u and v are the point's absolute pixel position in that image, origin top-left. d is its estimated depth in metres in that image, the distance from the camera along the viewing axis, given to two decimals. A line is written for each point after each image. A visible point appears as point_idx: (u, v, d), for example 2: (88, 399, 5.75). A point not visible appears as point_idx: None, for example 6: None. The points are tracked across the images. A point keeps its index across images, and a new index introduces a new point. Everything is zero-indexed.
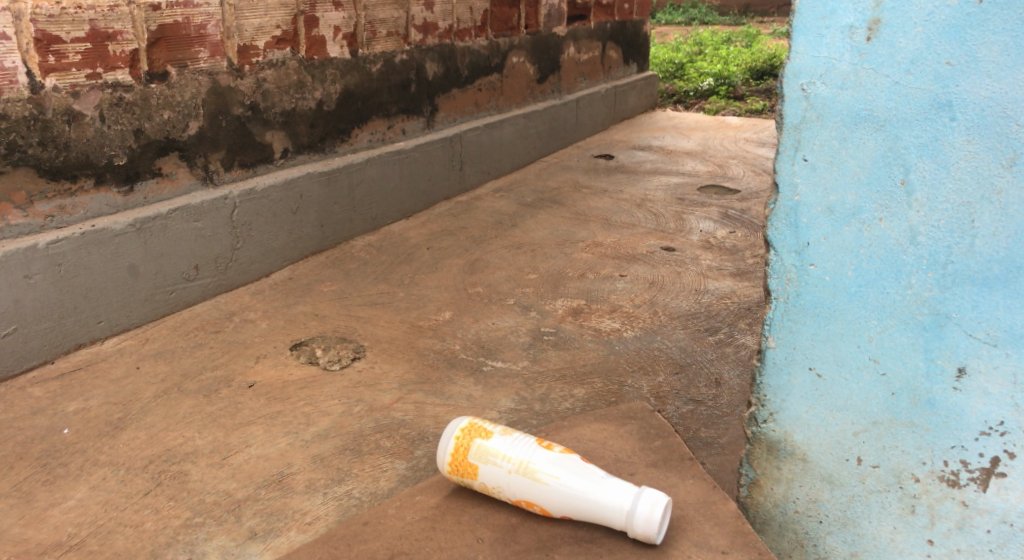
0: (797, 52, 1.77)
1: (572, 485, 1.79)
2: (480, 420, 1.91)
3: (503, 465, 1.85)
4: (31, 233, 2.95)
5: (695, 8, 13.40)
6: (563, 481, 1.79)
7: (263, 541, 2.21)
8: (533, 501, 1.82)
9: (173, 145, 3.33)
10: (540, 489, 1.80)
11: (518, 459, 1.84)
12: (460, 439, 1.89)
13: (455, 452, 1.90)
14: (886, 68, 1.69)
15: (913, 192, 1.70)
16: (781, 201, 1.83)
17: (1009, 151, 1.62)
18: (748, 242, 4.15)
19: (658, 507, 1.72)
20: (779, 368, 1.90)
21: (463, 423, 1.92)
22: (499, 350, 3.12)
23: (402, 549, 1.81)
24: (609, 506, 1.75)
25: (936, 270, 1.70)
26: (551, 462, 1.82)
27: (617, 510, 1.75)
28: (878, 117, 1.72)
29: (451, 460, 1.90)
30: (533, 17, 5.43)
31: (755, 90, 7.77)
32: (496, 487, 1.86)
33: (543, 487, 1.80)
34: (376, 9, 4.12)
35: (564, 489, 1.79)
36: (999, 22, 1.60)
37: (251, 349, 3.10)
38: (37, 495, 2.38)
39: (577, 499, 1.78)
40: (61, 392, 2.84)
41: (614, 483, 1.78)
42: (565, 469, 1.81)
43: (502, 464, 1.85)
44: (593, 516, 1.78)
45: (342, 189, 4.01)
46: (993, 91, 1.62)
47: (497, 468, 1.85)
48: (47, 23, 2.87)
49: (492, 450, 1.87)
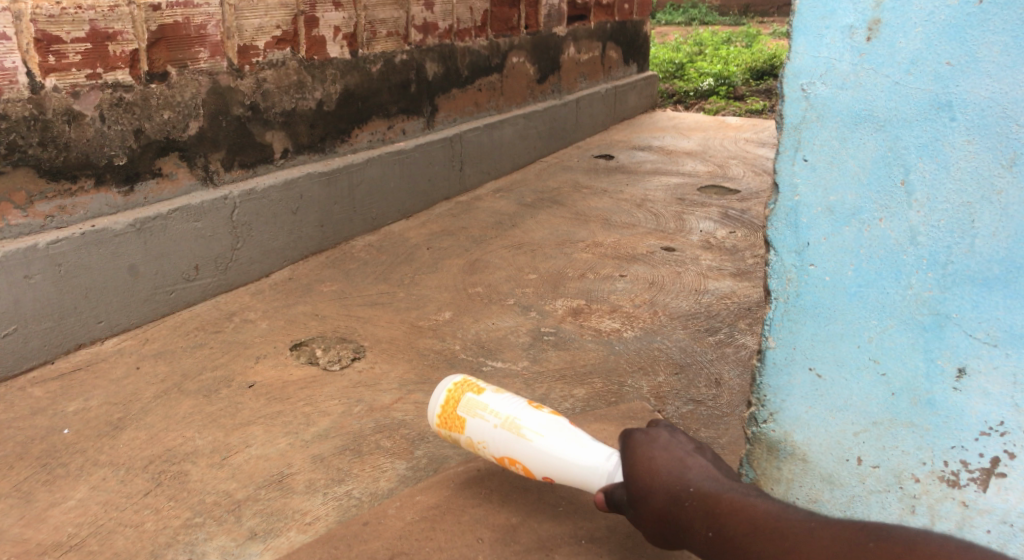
0: (797, 52, 1.77)
1: (551, 444, 1.91)
2: (471, 378, 2.08)
3: (490, 420, 2.01)
4: (31, 233, 2.95)
5: (695, 8, 13.43)
6: (545, 441, 1.92)
7: (263, 542, 2.20)
8: (512, 456, 1.98)
9: (173, 145, 3.34)
10: (524, 443, 1.94)
11: (505, 414, 1.99)
12: (450, 392, 2.06)
13: (445, 405, 2.07)
14: (886, 69, 1.69)
15: (913, 192, 1.70)
16: (780, 201, 1.83)
17: (1009, 151, 1.62)
18: (748, 242, 4.15)
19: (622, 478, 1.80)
20: (779, 368, 1.89)
21: (456, 378, 2.09)
22: (499, 350, 3.12)
23: (402, 549, 1.86)
24: (583, 467, 1.87)
25: (936, 270, 1.70)
26: (530, 420, 1.97)
27: (590, 472, 1.87)
28: (878, 117, 1.72)
29: (441, 411, 2.07)
30: (532, 17, 5.43)
31: (755, 90, 7.80)
32: (480, 440, 2.03)
33: (526, 442, 1.94)
34: (376, 9, 4.11)
35: (539, 445, 1.94)
36: (999, 22, 1.60)
37: (250, 349, 3.10)
38: (37, 495, 2.38)
39: (554, 459, 1.90)
40: (61, 392, 2.84)
41: (591, 448, 1.90)
42: (541, 427, 1.96)
43: (488, 419, 2.00)
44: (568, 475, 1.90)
45: (343, 190, 4.01)
46: (993, 91, 1.62)
47: (482, 422, 2.02)
48: (47, 23, 2.87)
49: (481, 404, 2.02)
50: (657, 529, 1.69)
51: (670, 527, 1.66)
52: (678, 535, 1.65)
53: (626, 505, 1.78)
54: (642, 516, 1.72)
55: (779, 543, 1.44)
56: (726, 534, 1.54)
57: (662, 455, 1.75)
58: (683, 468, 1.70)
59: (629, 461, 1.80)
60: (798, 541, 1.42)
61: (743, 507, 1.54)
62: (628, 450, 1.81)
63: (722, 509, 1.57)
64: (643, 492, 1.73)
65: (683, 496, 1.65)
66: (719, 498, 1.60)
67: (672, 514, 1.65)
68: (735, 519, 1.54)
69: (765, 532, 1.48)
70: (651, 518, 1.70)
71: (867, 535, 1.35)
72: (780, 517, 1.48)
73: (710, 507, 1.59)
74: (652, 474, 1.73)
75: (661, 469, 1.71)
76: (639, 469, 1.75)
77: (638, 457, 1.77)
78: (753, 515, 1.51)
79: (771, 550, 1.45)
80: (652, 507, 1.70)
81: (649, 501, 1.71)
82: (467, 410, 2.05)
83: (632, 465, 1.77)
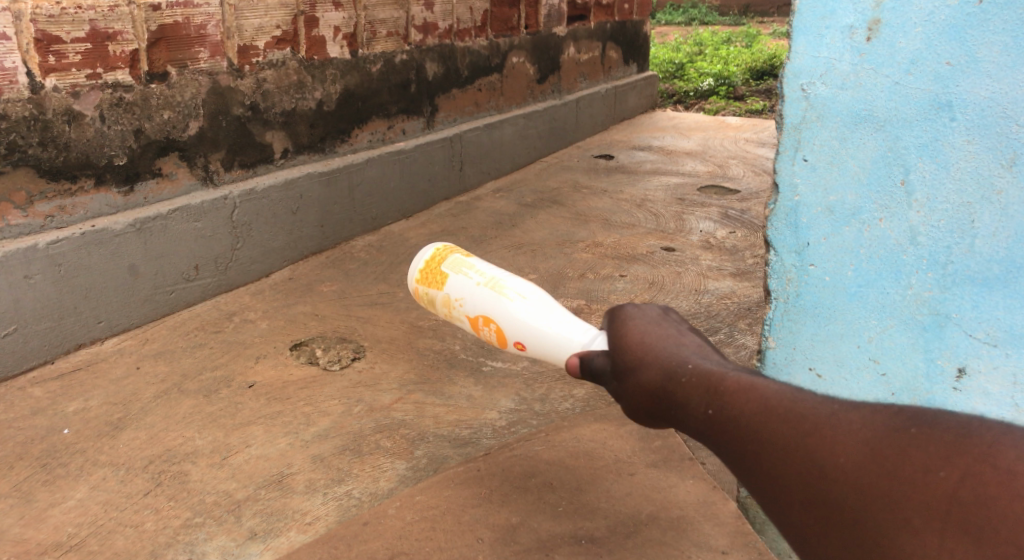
0: (797, 53, 1.77)
1: (533, 309, 1.64)
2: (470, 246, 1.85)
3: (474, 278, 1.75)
4: (31, 233, 2.95)
5: (695, 8, 13.44)
6: (525, 308, 1.65)
7: (263, 541, 2.20)
8: (488, 317, 1.69)
9: (173, 144, 3.33)
10: (501, 304, 1.67)
11: (492, 276, 1.74)
12: (443, 250, 1.82)
13: (431, 261, 1.82)
14: (885, 69, 1.68)
15: (913, 192, 1.69)
16: (780, 201, 1.85)
17: (1009, 151, 1.59)
18: (749, 242, 4.15)
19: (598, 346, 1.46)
20: (779, 368, 1.93)
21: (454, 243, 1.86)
22: (499, 350, 3.12)
23: (402, 549, 1.86)
24: (556, 339, 1.58)
25: (936, 270, 1.69)
26: (520, 284, 1.70)
27: (561, 346, 1.56)
28: (878, 117, 1.71)
29: (427, 266, 1.82)
30: (533, 17, 5.44)
31: (755, 90, 7.80)
32: (458, 299, 1.75)
33: (503, 303, 1.67)
34: (376, 9, 4.11)
35: (521, 308, 1.65)
36: (1000, 22, 1.56)
37: (250, 349, 3.10)
38: (37, 495, 2.38)
39: (529, 327, 1.62)
40: (61, 392, 2.84)
41: (573, 324, 1.60)
42: (529, 294, 1.67)
43: (472, 277, 1.75)
44: (539, 347, 1.61)
45: (343, 190, 4.01)
46: (993, 91, 1.59)
47: (466, 280, 1.75)
48: (47, 23, 2.87)
49: (470, 263, 1.78)
50: (647, 415, 1.22)
51: (659, 410, 1.19)
52: (669, 423, 1.18)
53: (611, 382, 1.31)
54: (627, 395, 1.25)
55: (796, 427, 0.99)
56: (729, 415, 1.05)
57: (653, 329, 1.28)
58: (680, 343, 1.23)
59: (613, 332, 1.33)
60: (820, 425, 0.97)
61: (751, 383, 1.06)
62: (616, 323, 1.33)
63: (728, 384, 1.08)
64: (632, 370, 1.25)
65: (678, 374, 1.16)
66: (722, 373, 1.11)
67: (663, 391, 1.18)
68: (742, 399, 1.05)
69: (780, 414, 1.00)
70: (636, 400, 1.23)
71: (910, 419, 0.93)
72: (795, 396, 1.02)
73: (712, 383, 1.10)
74: (640, 345, 1.26)
75: (652, 343, 1.25)
76: (627, 339, 1.29)
77: (626, 326, 1.31)
78: (765, 392, 1.04)
79: (788, 435, 0.99)
80: (638, 388, 1.23)
81: (634, 376, 1.24)
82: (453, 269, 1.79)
83: (619, 339, 1.31)
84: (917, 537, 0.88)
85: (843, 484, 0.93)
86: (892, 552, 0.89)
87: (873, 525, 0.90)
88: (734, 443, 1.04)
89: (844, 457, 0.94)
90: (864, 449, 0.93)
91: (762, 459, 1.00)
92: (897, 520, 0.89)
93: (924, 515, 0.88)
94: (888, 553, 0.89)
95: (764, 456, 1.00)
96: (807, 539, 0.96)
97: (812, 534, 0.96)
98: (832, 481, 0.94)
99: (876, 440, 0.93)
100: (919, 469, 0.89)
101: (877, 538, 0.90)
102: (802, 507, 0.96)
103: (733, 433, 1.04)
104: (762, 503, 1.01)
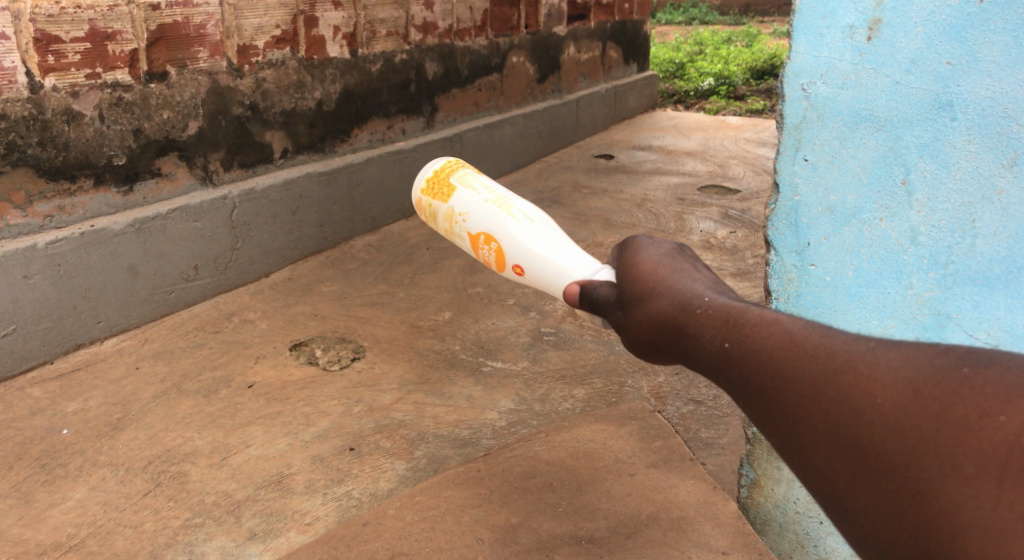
0: (798, 52, 1.75)
1: (541, 234, 1.52)
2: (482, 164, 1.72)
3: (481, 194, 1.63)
4: (30, 233, 2.95)
5: (695, 8, 13.44)
6: (532, 232, 1.53)
7: (263, 542, 2.20)
8: (491, 236, 1.57)
9: (173, 144, 3.33)
10: (507, 223, 1.55)
11: (501, 194, 1.61)
12: (453, 163, 1.69)
13: (439, 172, 1.69)
14: (886, 68, 1.67)
15: (913, 192, 1.68)
16: (781, 201, 1.83)
17: (1009, 151, 1.58)
18: (749, 242, 4.14)
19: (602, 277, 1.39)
20: None
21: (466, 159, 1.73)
22: (499, 350, 3.12)
23: (402, 549, 1.85)
24: (562, 269, 1.46)
25: (936, 270, 1.68)
26: (530, 208, 1.58)
27: (568, 276, 1.45)
28: (878, 117, 1.70)
29: (434, 175, 1.69)
30: (532, 17, 5.43)
31: (755, 90, 7.80)
32: (461, 213, 1.62)
33: (509, 223, 1.55)
34: (376, 9, 4.11)
35: (528, 231, 1.53)
36: (1000, 22, 1.55)
37: (250, 349, 3.10)
38: (37, 495, 2.38)
39: (534, 252, 1.51)
40: (61, 392, 2.83)
41: (581, 258, 1.49)
42: (539, 219, 1.55)
43: (480, 193, 1.62)
44: (542, 275, 1.49)
45: (343, 190, 4.01)
46: (993, 91, 1.58)
47: (473, 195, 1.62)
48: (46, 23, 2.86)
49: (479, 180, 1.65)
50: (651, 347, 1.14)
51: (664, 342, 1.11)
52: (675, 356, 1.10)
53: (614, 311, 1.23)
54: (630, 325, 1.17)
55: (826, 364, 0.93)
56: (751, 349, 0.99)
57: (663, 260, 1.19)
58: (693, 274, 1.15)
59: (619, 264, 1.25)
60: (855, 362, 0.92)
61: (776, 319, 1.00)
62: (625, 252, 1.25)
63: (750, 318, 1.01)
64: (638, 299, 1.17)
65: (690, 302, 1.08)
66: (742, 305, 1.04)
67: (672, 321, 1.09)
68: (764, 333, 0.99)
69: (811, 350, 0.95)
70: (639, 331, 1.15)
71: (958, 360, 0.90)
72: (825, 331, 0.96)
73: (732, 313, 1.03)
74: (649, 274, 1.18)
75: (663, 273, 1.16)
76: (633, 269, 1.20)
77: (632, 256, 1.23)
78: (792, 327, 0.98)
79: (816, 373, 0.93)
80: (642, 319, 1.14)
81: (639, 306, 1.16)
82: (461, 182, 1.66)
83: (625, 267, 1.22)
84: (967, 486, 0.85)
85: (881, 425, 0.89)
86: (934, 497, 0.86)
87: (915, 469, 0.87)
88: (756, 378, 0.98)
89: (883, 398, 0.90)
90: (906, 390, 0.89)
91: (787, 398, 0.95)
92: (945, 465, 0.86)
93: (976, 460, 0.85)
94: (927, 500, 0.86)
95: (788, 395, 0.95)
96: (834, 484, 0.92)
97: (838, 479, 0.91)
98: (869, 422, 0.90)
99: (920, 380, 0.89)
100: (971, 414, 0.87)
101: (918, 484, 0.87)
102: (830, 450, 0.91)
103: (754, 370, 0.98)
104: (783, 445, 0.96)
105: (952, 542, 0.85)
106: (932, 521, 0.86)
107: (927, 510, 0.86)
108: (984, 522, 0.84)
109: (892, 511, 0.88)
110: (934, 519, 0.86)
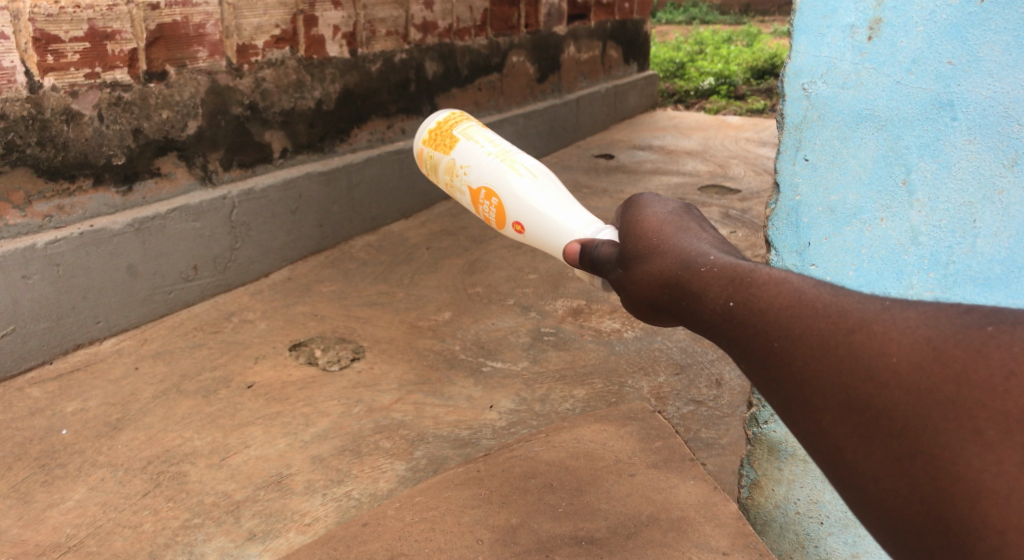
0: (798, 52, 1.68)
1: (542, 188, 1.51)
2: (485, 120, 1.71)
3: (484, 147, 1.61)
4: (29, 233, 2.94)
5: (695, 8, 13.43)
6: (534, 188, 1.51)
7: (263, 543, 2.19)
8: (492, 191, 1.56)
9: (172, 144, 3.33)
10: (508, 177, 1.54)
11: (504, 149, 1.60)
12: (457, 115, 1.68)
13: (443, 123, 1.68)
14: (886, 68, 1.61)
15: (913, 192, 1.65)
16: (781, 201, 1.77)
17: (1010, 151, 1.55)
18: (749, 242, 4.14)
19: (603, 236, 1.36)
20: None
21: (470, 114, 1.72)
22: (499, 350, 3.12)
23: (402, 550, 1.85)
24: (562, 225, 1.46)
25: (937, 271, 1.66)
26: (534, 165, 1.57)
27: (566, 234, 1.44)
28: (879, 117, 1.64)
29: (438, 125, 1.68)
30: (532, 17, 5.43)
31: (755, 90, 7.80)
32: (463, 166, 1.61)
33: (511, 177, 1.54)
34: (375, 9, 4.10)
35: (530, 185, 1.52)
36: (1001, 21, 1.51)
37: (250, 349, 3.09)
38: (36, 495, 2.37)
39: (534, 208, 1.49)
40: (61, 392, 2.83)
41: (582, 217, 1.48)
42: (542, 175, 1.54)
43: (483, 145, 1.61)
44: (542, 232, 1.48)
45: (342, 189, 4.01)
46: (993, 91, 1.54)
47: (476, 148, 1.61)
48: (45, 23, 2.86)
49: (483, 133, 1.64)
50: (652, 307, 1.07)
51: (668, 302, 1.03)
52: (677, 317, 1.01)
53: (616, 270, 1.17)
54: (633, 286, 1.10)
55: (838, 323, 0.82)
56: (756, 307, 0.89)
57: (669, 219, 1.12)
58: (700, 234, 1.07)
59: (624, 223, 1.18)
60: (868, 320, 0.81)
61: (786, 277, 0.90)
62: (631, 211, 1.18)
63: (759, 276, 0.91)
64: (642, 257, 1.10)
65: (695, 260, 1.00)
66: (751, 263, 0.94)
67: (675, 280, 1.01)
68: (770, 292, 0.89)
69: (820, 308, 0.84)
70: (641, 290, 1.08)
71: (983, 318, 0.78)
72: (836, 289, 0.86)
73: (739, 271, 0.93)
74: (652, 233, 1.11)
75: (669, 233, 1.09)
76: (638, 228, 1.13)
77: (637, 214, 1.16)
78: (802, 286, 0.87)
79: (825, 332, 0.82)
80: (645, 277, 1.07)
81: (643, 265, 1.09)
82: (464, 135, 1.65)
83: (630, 226, 1.15)
84: (990, 451, 0.73)
85: (896, 387, 0.78)
86: (950, 464, 0.74)
87: (931, 433, 0.75)
88: (760, 338, 0.87)
89: (899, 357, 0.78)
90: (924, 349, 0.78)
91: (794, 359, 0.84)
92: (964, 429, 0.74)
93: (1000, 424, 0.73)
94: (942, 466, 0.75)
95: (794, 355, 0.84)
96: (841, 449, 0.81)
97: (847, 444, 0.80)
98: (882, 383, 0.78)
99: (940, 339, 0.78)
100: (995, 374, 0.75)
101: (932, 447, 0.75)
102: (839, 413, 0.80)
103: (758, 329, 0.88)
104: (787, 410, 0.85)
105: (969, 513, 0.73)
106: (946, 489, 0.74)
107: (943, 477, 0.75)
108: (1008, 490, 0.72)
109: (903, 478, 0.77)
110: (950, 486, 0.74)
